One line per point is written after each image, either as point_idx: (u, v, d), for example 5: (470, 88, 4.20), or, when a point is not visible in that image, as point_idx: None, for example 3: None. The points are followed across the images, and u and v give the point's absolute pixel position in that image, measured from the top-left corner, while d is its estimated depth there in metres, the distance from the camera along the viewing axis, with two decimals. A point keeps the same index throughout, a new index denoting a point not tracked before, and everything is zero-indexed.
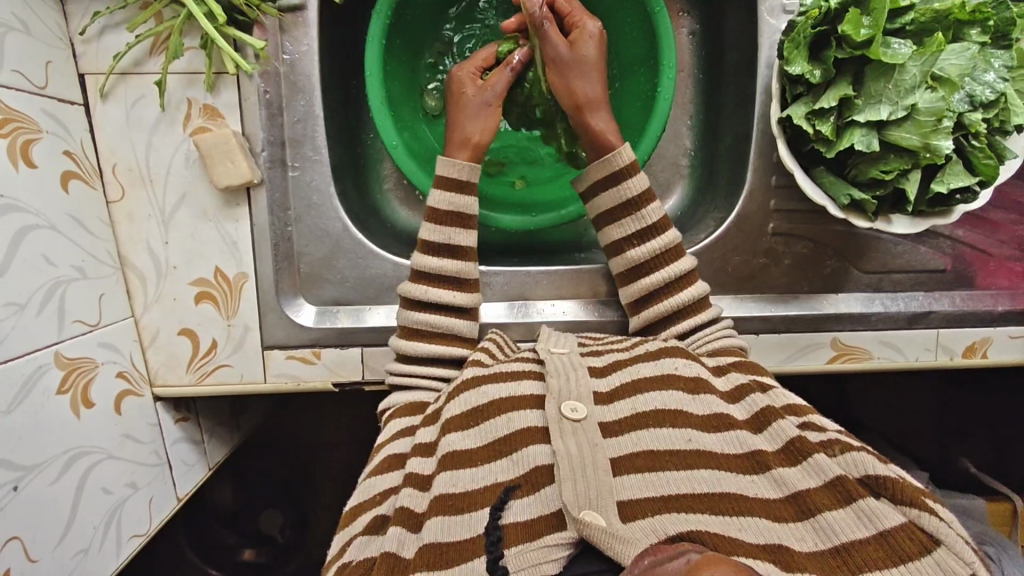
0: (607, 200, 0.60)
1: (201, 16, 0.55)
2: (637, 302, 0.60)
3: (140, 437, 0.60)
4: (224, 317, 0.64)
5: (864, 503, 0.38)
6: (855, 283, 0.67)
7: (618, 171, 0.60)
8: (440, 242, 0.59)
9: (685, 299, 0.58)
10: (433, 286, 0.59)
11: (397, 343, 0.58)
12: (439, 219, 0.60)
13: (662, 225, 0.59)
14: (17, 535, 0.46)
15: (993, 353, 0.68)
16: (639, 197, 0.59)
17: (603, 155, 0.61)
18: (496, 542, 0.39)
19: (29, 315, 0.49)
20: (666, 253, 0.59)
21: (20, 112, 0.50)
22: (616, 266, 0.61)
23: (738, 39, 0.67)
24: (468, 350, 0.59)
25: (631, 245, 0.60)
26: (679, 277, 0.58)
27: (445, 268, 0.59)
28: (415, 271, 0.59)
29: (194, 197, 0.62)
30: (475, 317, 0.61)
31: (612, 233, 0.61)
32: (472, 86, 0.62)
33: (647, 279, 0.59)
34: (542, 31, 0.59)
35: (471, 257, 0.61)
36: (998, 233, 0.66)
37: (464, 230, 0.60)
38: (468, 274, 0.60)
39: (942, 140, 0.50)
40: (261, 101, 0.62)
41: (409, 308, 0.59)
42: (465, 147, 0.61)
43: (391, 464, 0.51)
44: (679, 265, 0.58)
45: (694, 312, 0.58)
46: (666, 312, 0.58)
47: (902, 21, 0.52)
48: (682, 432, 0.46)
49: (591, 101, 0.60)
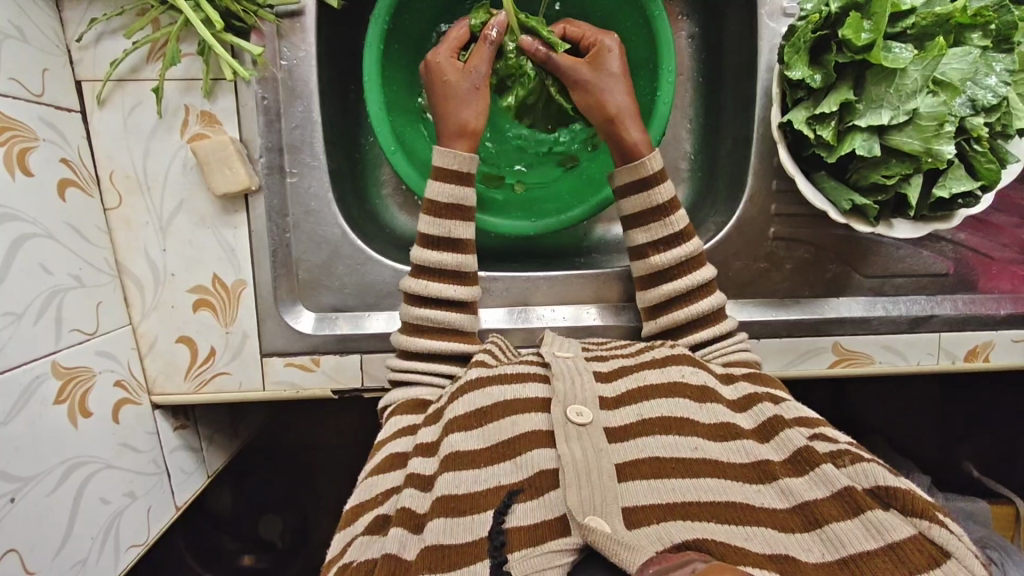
0: (634, 204, 0.60)
1: (198, 23, 0.55)
2: (654, 308, 0.60)
3: (138, 446, 0.59)
4: (222, 324, 0.63)
5: (872, 514, 0.38)
6: (857, 287, 0.66)
7: (649, 175, 0.59)
8: (438, 235, 0.59)
9: (708, 307, 0.57)
10: (436, 282, 0.58)
11: (399, 339, 0.58)
12: (438, 213, 0.59)
13: (688, 232, 0.59)
14: (15, 548, 0.46)
15: (996, 357, 0.67)
16: (667, 203, 0.59)
17: (633, 159, 0.60)
18: (499, 547, 0.39)
19: (26, 324, 0.49)
20: (691, 261, 0.59)
21: (16, 120, 0.50)
22: (637, 270, 0.61)
23: (738, 43, 0.66)
24: (472, 346, 0.58)
25: (656, 250, 0.59)
26: (699, 285, 0.58)
27: (446, 262, 0.58)
28: (416, 266, 0.59)
29: (192, 204, 0.61)
30: (474, 311, 0.60)
31: (638, 235, 0.60)
32: (453, 71, 0.61)
33: (665, 288, 0.59)
34: (550, 62, 0.61)
35: (470, 249, 0.60)
36: (1000, 237, 0.66)
37: (465, 222, 0.60)
38: (469, 266, 0.60)
39: (944, 145, 0.50)
40: (259, 107, 0.61)
41: (411, 304, 0.58)
42: (465, 136, 0.61)
43: (393, 463, 0.51)
44: (701, 273, 0.58)
45: (715, 320, 0.58)
46: (683, 320, 0.58)
47: (903, 26, 0.51)
48: (690, 440, 0.46)
49: (620, 115, 0.60)
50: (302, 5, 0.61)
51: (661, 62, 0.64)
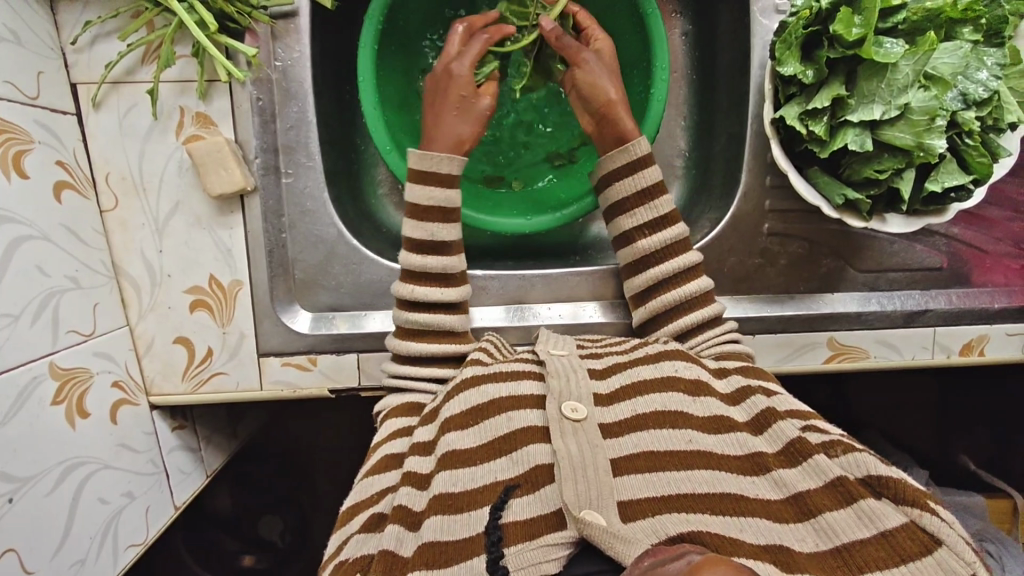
0: (618, 190, 0.60)
1: (192, 25, 0.55)
2: (642, 294, 0.60)
3: (137, 446, 0.60)
4: (219, 325, 0.64)
5: (864, 502, 0.38)
6: (851, 282, 0.66)
7: (636, 160, 0.59)
8: (424, 234, 0.58)
9: (694, 288, 0.58)
10: (422, 286, 0.58)
11: (392, 343, 0.58)
12: (421, 217, 0.58)
13: (672, 216, 0.59)
14: (13, 547, 0.46)
15: (991, 351, 0.67)
16: (654, 187, 0.59)
17: (622, 142, 0.60)
18: (496, 542, 0.39)
19: (24, 326, 0.49)
20: (672, 246, 0.59)
21: (11, 123, 0.50)
22: (624, 257, 0.61)
23: (731, 40, 0.67)
24: (464, 345, 0.59)
25: (641, 234, 0.59)
26: (687, 267, 0.58)
27: (431, 266, 0.58)
28: (403, 271, 0.59)
29: (188, 206, 0.62)
30: (466, 310, 0.60)
31: (623, 223, 0.60)
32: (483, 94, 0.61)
33: (652, 272, 0.59)
34: (559, 41, 0.60)
35: (458, 251, 0.60)
36: (994, 230, 0.66)
37: (447, 225, 0.59)
38: (455, 268, 0.59)
39: (936, 139, 0.50)
40: (254, 108, 0.61)
41: (403, 309, 0.58)
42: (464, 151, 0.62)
43: (387, 465, 0.51)
44: (686, 257, 0.58)
45: (704, 300, 0.58)
46: (675, 301, 0.58)
47: (894, 21, 0.52)
48: (683, 433, 0.46)
49: (612, 104, 0.60)
50: (296, 7, 0.61)
51: (653, 60, 0.64)
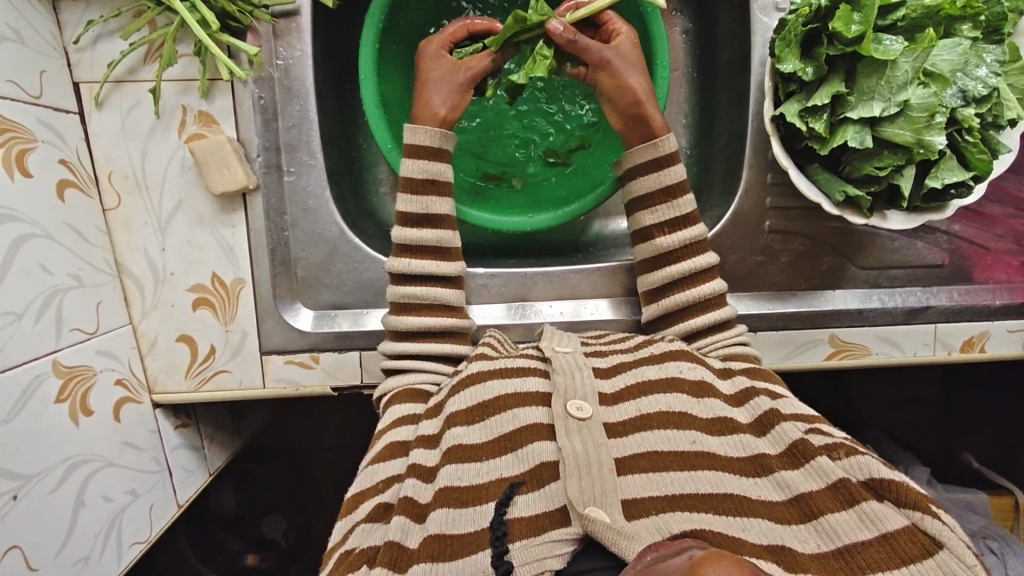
0: (643, 185, 0.60)
1: (195, 24, 0.56)
2: (654, 292, 0.61)
3: (140, 444, 0.60)
4: (223, 323, 0.64)
5: (867, 505, 0.38)
6: (852, 279, 0.67)
7: (662, 157, 0.60)
8: (416, 212, 0.59)
9: (708, 291, 0.58)
10: (418, 258, 0.58)
11: (387, 320, 0.58)
12: (415, 189, 0.59)
13: (695, 216, 0.59)
14: (17, 544, 0.46)
15: (992, 347, 0.68)
16: (676, 186, 0.59)
17: (649, 138, 0.60)
18: (501, 537, 0.39)
19: (28, 324, 0.49)
20: (693, 245, 0.59)
21: (14, 122, 0.50)
22: (643, 252, 0.61)
23: (731, 38, 0.67)
24: (460, 321, 0.59)
25: (661, 232, 0.59)
26: (702, 269, 0.58)
27: (426, 239, 0.58)
28: (397, 245, 0.59)
29: (191, 204, 0.62)
30: (460, 286, 0.61)
31: (645, 218, 0.60)
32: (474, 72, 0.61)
33: (673, 269, 0.59)
34: (576, 45, 0.59)
35: (450, 226, 0.60)
36: (995, 227, 0.66)
37: (442, 197, 0.59)
38: (449, 242, 0.59)
39: (935, 136, 0.50)
40: (256, 106, 0.62)
41: (399, 283, 0.58)
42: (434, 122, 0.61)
43: (393, 452, 0.51)
44: (702, 258, 0.58)
45: (717, 303, 0.58)
46: (684, 303, 0.58)
47: (893, 18, 0.52)
48: (687, 434, 0.46)
49: (642, 100, 0.60)
50: (297, 5, 0.62)
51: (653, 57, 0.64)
